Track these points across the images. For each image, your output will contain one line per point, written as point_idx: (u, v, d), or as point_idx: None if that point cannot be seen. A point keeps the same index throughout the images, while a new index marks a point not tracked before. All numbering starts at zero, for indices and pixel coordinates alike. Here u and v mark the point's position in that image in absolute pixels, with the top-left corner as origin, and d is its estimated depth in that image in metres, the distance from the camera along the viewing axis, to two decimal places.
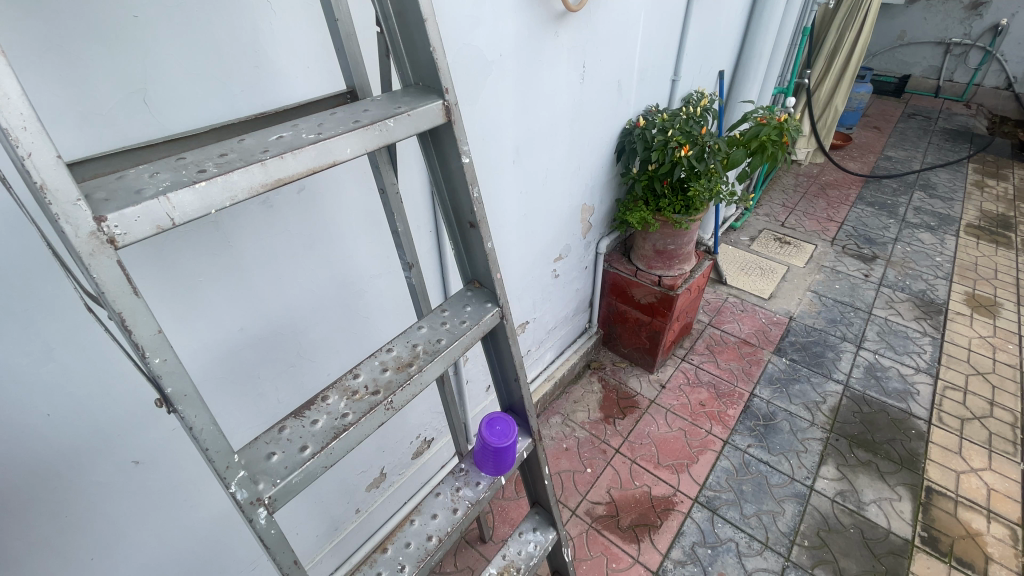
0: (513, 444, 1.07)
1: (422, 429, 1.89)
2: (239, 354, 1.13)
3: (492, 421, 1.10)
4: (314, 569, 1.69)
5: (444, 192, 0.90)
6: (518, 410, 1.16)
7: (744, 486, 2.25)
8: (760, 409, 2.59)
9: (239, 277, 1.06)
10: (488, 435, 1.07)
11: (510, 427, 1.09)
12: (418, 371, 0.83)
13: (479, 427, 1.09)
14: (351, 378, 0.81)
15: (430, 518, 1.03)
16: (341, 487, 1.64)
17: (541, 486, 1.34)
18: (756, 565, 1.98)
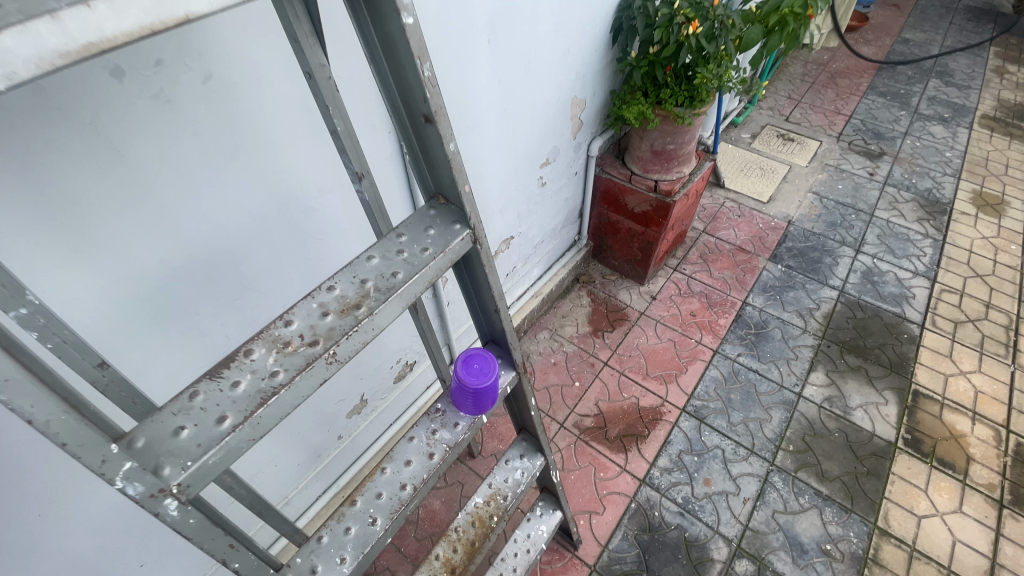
0: (494, 383, 0.94)
1: (402, 353, 1.77)
2: (166, 290, 0.95)
3: (467, 356, 0.96)
4: (300, 495, 1.66)
5: (385, 73, 0.66)
6: (500, 342, 1.02)
7: (733, 394, 2.23)
8: (752, 317, 2.53)
9: (144, 196, 0.85)
10: (464, 375, 0.94)
11: (490, 362, 0.96)
12: (367, 316, 0.66)
13: (454, 365, 0.95)
14: (281, 326, 0.64)
15: (404, 465, 0.92)
16: (318, 417, 1.55)
17: (527, 416, 1.24)
18: (741, 470, 2.00)
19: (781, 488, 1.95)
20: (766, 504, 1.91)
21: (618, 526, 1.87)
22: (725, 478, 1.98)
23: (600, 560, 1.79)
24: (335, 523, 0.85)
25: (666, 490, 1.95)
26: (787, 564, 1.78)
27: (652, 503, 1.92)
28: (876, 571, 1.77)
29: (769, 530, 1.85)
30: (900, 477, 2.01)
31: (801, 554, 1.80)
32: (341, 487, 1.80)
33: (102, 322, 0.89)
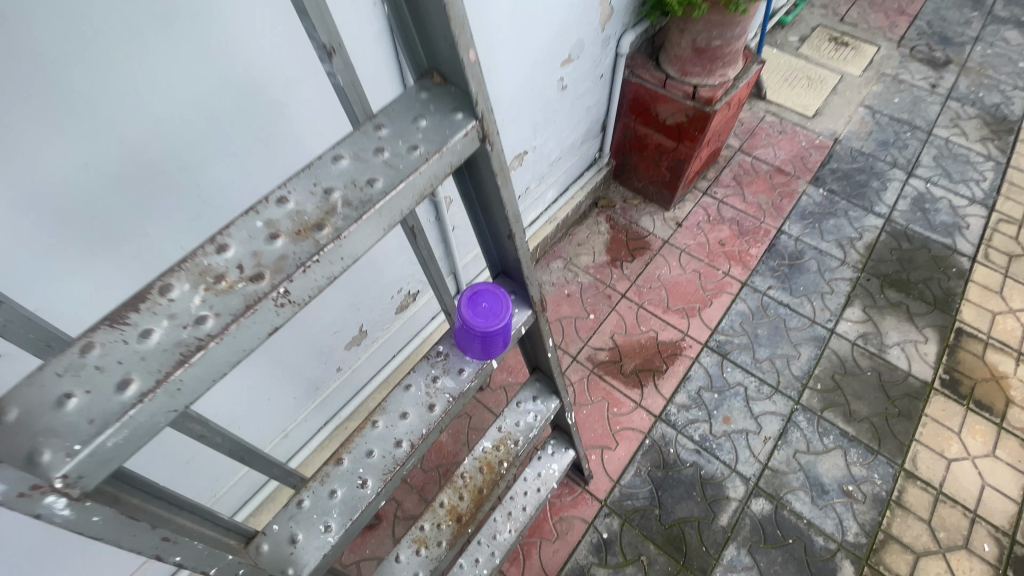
0: (507, 326, 0.77)
1: (403, 282, 1.60)
2: (96, 203, 0.77)
3: (473, 294, 0.79)
4: (299, 428, 1.57)
5: None
6: (516, 273, 0.84)
7: (760, 329, 2.08)
8: (786, 247, 2.31)
9: (38, 73, 0.64)
10: (470, 319, 0.77)
11: (503, 301, 0.78)
12: (332, 241, 0.47)
13: (459, 304, 0.78)
14: (213, 254, 0.46)
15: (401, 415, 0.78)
16: (312, 349, 1.41)
17: (543, 357, 1.09)
18: (764, 408, 1.89)
19: (804, 428, 1.85)
20: (788, 444, 1.82)
21: (631, 462, 1.79)
22: (746, 416, 1.87)
23: (611, 496, 1.73)
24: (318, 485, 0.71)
25: (683, 427, 1.85)
26: (806, 504, 1.71)
27: (667, 440, 1.83)
28: (898, 513, 1.70)
29: (790, 470, 1.77)
30: (933, 419, 1.89)
31: (821, 495, 1.73)
32: (344, 420, 1.71)
33: (15, 238, 0.72)
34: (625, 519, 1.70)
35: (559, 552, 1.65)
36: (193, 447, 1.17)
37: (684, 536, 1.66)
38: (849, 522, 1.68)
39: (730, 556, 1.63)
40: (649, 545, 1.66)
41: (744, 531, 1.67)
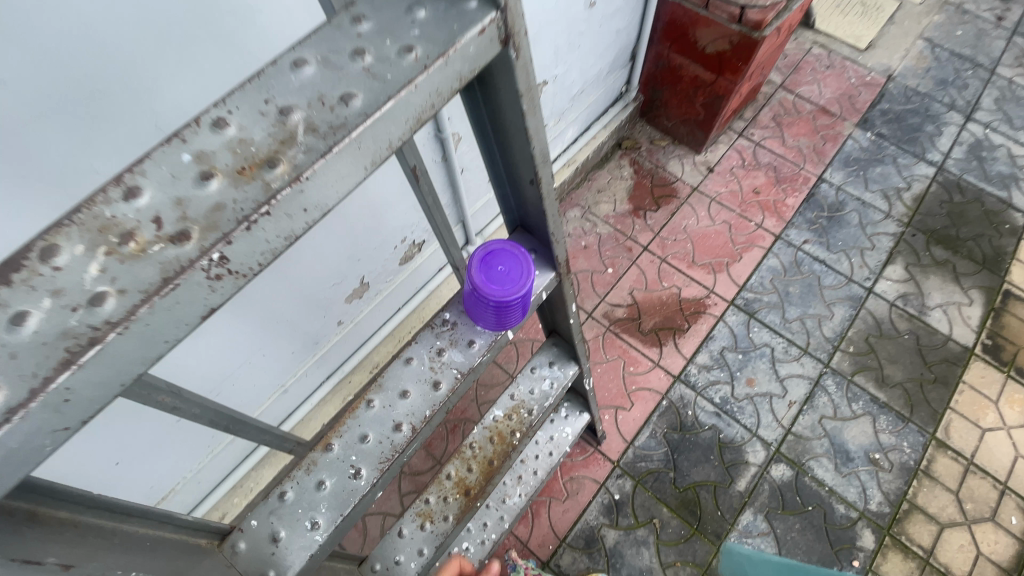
0: (526, 293, 0.67)
1: (407, 230, 1.46)
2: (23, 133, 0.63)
3: (487, 257, 0.68)
4: (299, 384, 1.48)
5: None
6: (540, 224, 0.71)
7: (791, 287, 1.93)
8: (826, 197, 2.12)
9: None
10: (483, 285, 0.67)
11: (522, 265, 0.67)
12: (290, 185, 0.33)
13: (469, 270, 0.68)
14: (119, 202, 0.32)
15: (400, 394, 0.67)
16: (308, 303, 1.30)
17: (563, 322, 0.96)
18: (790, 371, 1.78)
19: (832, 393, 1.75)
20: (814, 409, 1.72)
21: (647, 423, 1.70)
22: (771, 379, 1.76)
23: (625, 457, 1.66)
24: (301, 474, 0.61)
25: (703, 388, 1.75)
26: (829, 472, 1.63)
27: (685, 401, 1.73)
28: (925, 483, 1.63)
29: (814, 436, 1.68)
30: (971, 386, 1.78)
31: (846, 462, 1.64)
32: (347, 374, 1.61)
33: None
34: (638, 481, 1.63)
35: (568, 512, 1.60)
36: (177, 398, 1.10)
37: (699, 500, 1.61)
38: (873, 491, 1.61)
39: (746, 521, 1.57)
40: (662, 508, 1.60)
41: (762, 496, 1.60)
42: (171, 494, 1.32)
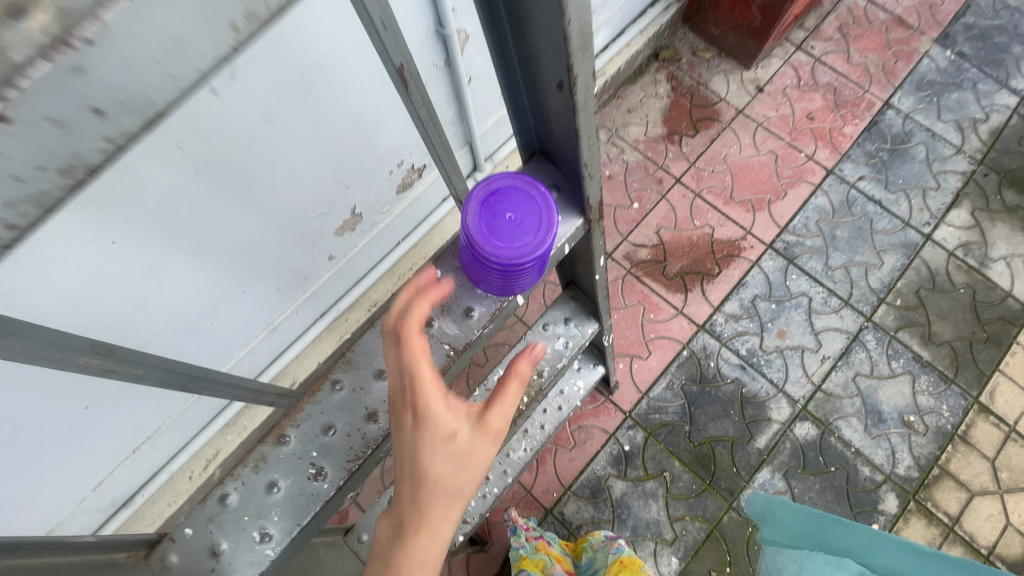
0: (534, 243, 0.62)
1: (405, 151, 1.26)
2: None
3: (485, 207, 0.63)
4: (289, 323, 1.34)
5: None
6: (564, 157, 0.63)
7: (839, 231, 1.72)
8: (890, 127, 1.84)
9: None
10: (488, 240, 0.62)
11: (531, 214, 0.63)
12: None
13: (467, 222, 0.62)
14: None
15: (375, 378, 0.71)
16: (290, 233, 1.14)
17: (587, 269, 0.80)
18: (828, 324, 1.62)
19: (871, 349, 1.59)
20: (849, 365, 1.58)
21: (664, 374, 1.58)
22: (805, 331, 1.61)
23: (637, 408, 1.56)
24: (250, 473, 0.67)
25: (728, 339, 1.60)
26: (857, 433, 1.52)
27: (708, 352, 1.59)
28: (960, 449, 1.51)
29: (845, 394, 1.55)
30: None
31: (877, 423, 1.53)
32: (343, 312, 1.48)
33: None
34: (650, 433, 1.54)
35: (575, 461, 1.53)
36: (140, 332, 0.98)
37: (714, 456, 1.52)
38: (902, 454, 1.50)
39: (763, 479, 1.49)
40: (673, 462, 1.52)
41: (782, 455, 1.51)
42: (157, 433, 1.25)
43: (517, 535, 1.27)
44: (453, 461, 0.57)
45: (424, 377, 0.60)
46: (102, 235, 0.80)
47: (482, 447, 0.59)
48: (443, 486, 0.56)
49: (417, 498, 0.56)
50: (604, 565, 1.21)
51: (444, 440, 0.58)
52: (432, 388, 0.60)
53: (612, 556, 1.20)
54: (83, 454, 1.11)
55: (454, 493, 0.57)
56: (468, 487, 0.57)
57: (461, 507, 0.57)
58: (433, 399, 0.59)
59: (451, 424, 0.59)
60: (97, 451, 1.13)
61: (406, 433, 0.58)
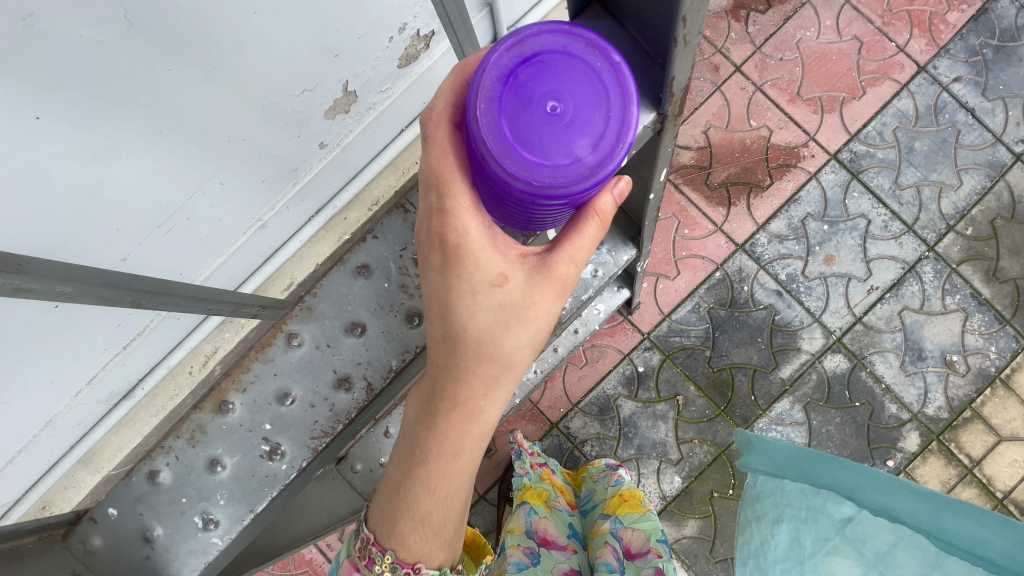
0: (583, 156, 0.46)
1: (408, 11, 1.01)
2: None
3: (515, 88, 0.46)
4: (279, 221, 1.19)
5: None
6: (648, 23, 0.52)
7: (918, 143, 1.46)
8: (1005, 15, 1.49)
9: None
10: (510, 150, 0.46)
11: (582, 106, 0.46)
12: None
13: (490, 123, 0.46)
14: None
15: (345, 336, 0.74)
16: (271, 113, 0.95)
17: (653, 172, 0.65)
18: (882, 252, 1.43)
19: (927, 282, 1.43)
20: (897, 298, 1.43)
21: (691, 295, 1.45)
22: (856, 258, 1.43)
23: (657, 330, 1.45)
24: (188, 447, 0.73)
25: (768, 262, 1.44)
26: (891, 368, 1.42)
27: (743, 275, 1.44)
28: (999, 393, 1.42)
29: (887, 329, 1.42)
30: None
31: (915, 360, 1.42)
32: (341, 210, 1.32)
33: None
34: (667, 356, 1.45)
35: (585, 379, 1.47)
36: (100, 230, 0.84)
37: (733, 383, 1.44)
38: (934, 394, 1.42)
39: (781, 409, 1.42)
40: (688, 386, 1.45)
41: (806, 386, 1.42)
42: (148, 330, 1.18)
43: (522, 462, 1.24)
44: (496, 313, 0.54)
45: (464, 211, 0.50)
46: (12, 107, 0.63)
47: (538, 295, 0.54)
48: (485, 334, 0.55)
49: (457, 345, 0.56)
50: (602, 498, 1.22)
51: (488, 290, 0.53)
52: (475, 227, 0.51)
53: (611, 490, 1.20)
54: (68, 349, 1.04)
55: (497, 343, 0.55)
56: (515, 343, 0.56)
57: (506, 356, 0.57)
58: (475, 243, 0.51)
59: (498, 271, 0.53)
60: (82, 347, 1.07)
61: (442, 273, 0.53)
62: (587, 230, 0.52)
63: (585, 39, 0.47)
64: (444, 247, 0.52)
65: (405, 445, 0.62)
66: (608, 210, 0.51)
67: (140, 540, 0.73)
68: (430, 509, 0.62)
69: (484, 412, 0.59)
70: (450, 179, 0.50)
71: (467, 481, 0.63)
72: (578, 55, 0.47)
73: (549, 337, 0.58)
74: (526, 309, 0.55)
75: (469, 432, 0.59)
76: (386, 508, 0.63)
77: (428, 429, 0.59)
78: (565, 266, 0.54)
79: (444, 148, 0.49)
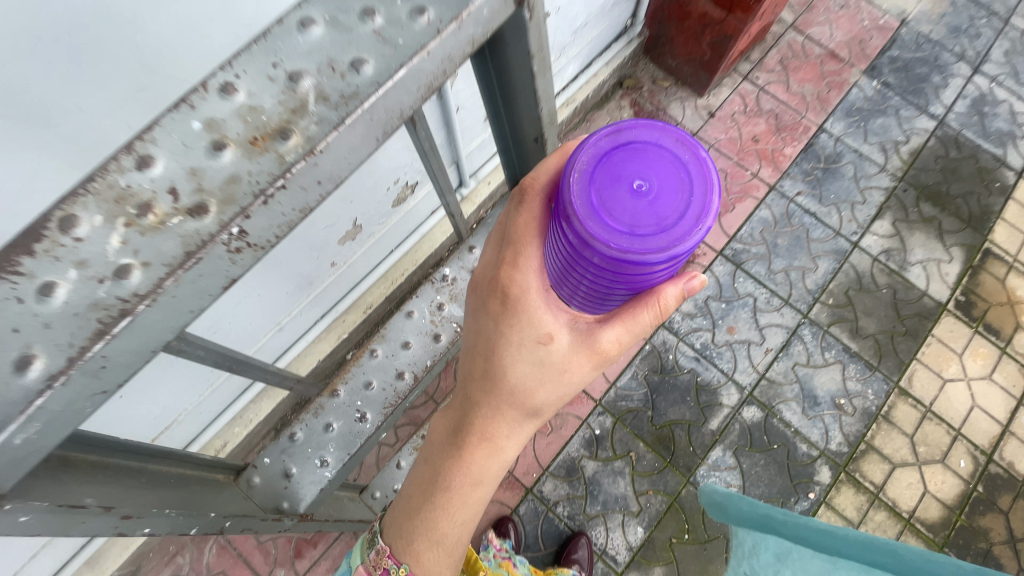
0: (665, 230, 0.51)
1: (402, 172, 1.40)
2: (80, 123, 0.64)
3: (608, 166, 0.54)
4: (294, 323, 1.49)
5: None
6: None
7: (780, 239, 1.95)
8: (824, 148, 2.09)
9: None
10: (593, 215, 0.52)
11: (665, 188, 0.53)
12: (320, 147, 0.34)
13: (585, 193, 0.53)
14: (209, 161, 0.32)
15: (401, 348, 1.09)
16: (303, 245, 1.28)
17: None
18: (770, 320, 1.85)
19: (808, 341, 1.83)
20: (789, 356, 1.81)
21: (629, 366, 1.78)
22: (751, 327, 1.83)
23: (607, 396, 1.75)
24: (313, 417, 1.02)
25: (684, 334, 1.81)
26: (796, 414, 1.75)
27: (667, 346, 1.80)
28: (884, 427, 1.75)
29: (786, 381, 1.78)
30: (938, 339, 1.86)
31: (812, 406, 1.76)
32: (341, 313, 1.64)
33: None
34: (618, 418, 1.74)
35: (552, 445, 1.71)
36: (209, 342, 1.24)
37: (673, 437, 1.72)
38: (834, 432, 1.74)
39: (715, 456, 1.71)
40: (638, 443, 1.72)
41: (732, 435, 1.73)
42: (173, 425, 1.37)
43: (487, 550, 1.44)
44: (536, 367, 0.64)
45: (531, 269, 0.62)
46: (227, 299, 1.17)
47: (576, 361, 0.65)
48: (522, 382, 0.65)
49: (499, 388, 0.65)
50: None
51: (534, 345, 0.63)
52: (534, 287, 0.62)
53: None
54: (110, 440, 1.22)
55: (531, 396, 0.65)
56: (544, 399, 0.66)
57: (535, 408, 0.67)
58: (533, 299, 0.62)
59: (547, 331, 0.63)
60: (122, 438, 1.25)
61: (497, 317, 0.64)
62: (645, 318, 0.60)
63: (676, 136, 0.55)
64: (505, 298, 0.63)
65: (428, 474, 0.71)
66: (673, 302, 0.59)
67: (281, 476, 0.96)
68: (446, 532, 0.69)
69: (502, 453, 0.69)
70: (528, 241, 0.61)
71: (478, 517, 0.72)
72: (669, 147, 0.55)
73: (572, 397, 0.69)
74: (562, 370, 0.65)
75: (488, 468, 0.69)
76: (400, 527, 0.71)
77: (453, 460, 0.68)
78: (604, 341, 0.63)
79: (531, 214, 0.60)
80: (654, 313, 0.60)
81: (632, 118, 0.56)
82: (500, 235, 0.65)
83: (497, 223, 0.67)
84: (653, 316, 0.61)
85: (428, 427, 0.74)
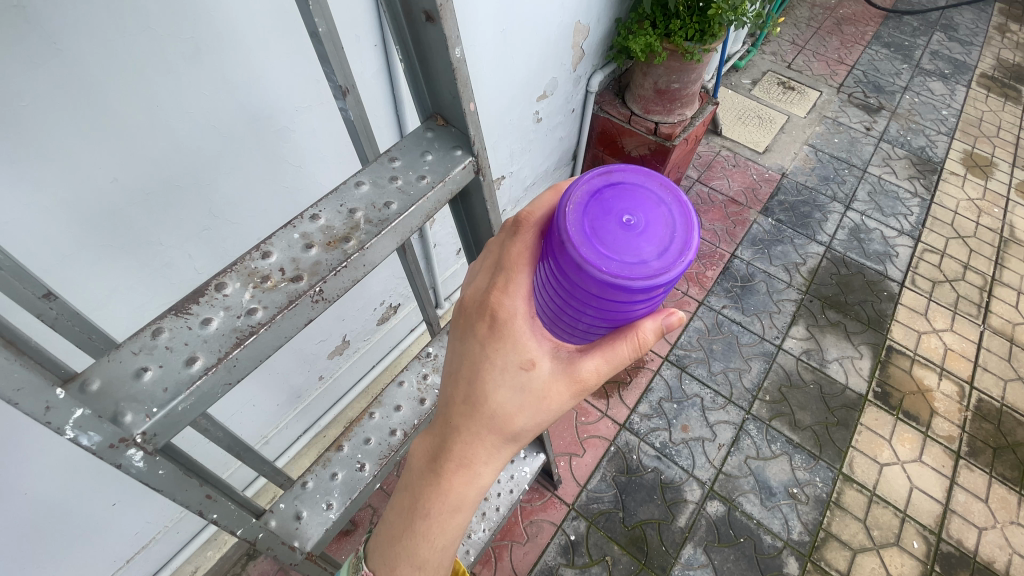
0: (650, 255, 0.63)
1: (387, 294, 1.66)
2: (159, 253, 0.95)
3: (600, 201, 0.66)
4: (279, 436, 1.61)
5: (403, 28, 0.63)
6: None
7: (714, 345, 2.25)
8: (739, 270, 2.51)
9: (105, 122, 0.76)
10: (586, 241, 0.64)
11: (651, 222, 0.65)
12: (363, 247, 0.61)
13: (583, 220, 0.65)
14: (303, 253, 0.60)
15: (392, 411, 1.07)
16: (298, 358, 1.46)
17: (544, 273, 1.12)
18: (718, 417, 2.05)
19: (754, 436, 2.01)
20: (740, 450, 1.97)
21: (597, 468, 1.90)
22: (702, 424, 2.02)
23: (579, 499, 1.84)
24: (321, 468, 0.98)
25: (645, 435, 1.98)
26: (755, 506, 1.86)
27: (630, 447, 1.95)
28: (837, 513, 1.87)
29: (741, 474, 1.92)
30: (868, 427, 2.08)
31: (769, 496, 1.88)
32: (323, 428, 1.76)
33: (60, 245, 0.81)
34: (591, 521, 1.80)
35: (528, 554, 1.73)
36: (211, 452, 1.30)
37: (645, 537, 1.78)
38: (794, 522, 1.84)
39: (687, 554, 1.76)
40: (612, 546, 1.76)
41: (700, 531, 1.80)
42: (150, 543, 1.39)
43: None
44: (517, 390, 0.73)
45: (518, 295, 0.72)
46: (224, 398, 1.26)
47: (554, 386, 0.74)
48: (503, 405, 0.74)
49: (483, 411, 0.74)
50: None
51: (516, 369, 0.72)
52: (521, 312, 0.72)
53: None
54: (92, 554, 1.25)
55: (510, 419, 0.74)
56: (523, 423, 0.75)
57: (515, 431, 0.75)
58: (518, 325, 0.72)
59: (531, 358, 0.73)
60: (103, 555, 1.28)
61: (484, 339, 0.73)
62: (622, 346, 0.72)
63: (660, 181, 0.68)
64: (493, 323, 0.72)
65: (412, 495, 0.79)
66: (649, 335, 0.71)
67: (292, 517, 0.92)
68: (426, 558, 0.78)
69: (481, 476, 0.77)
70: (518, 268, 0.72)
71: (456, 540, 0.80)
72: (653, 190, 0.68)
73: (548, 424, 0.78)
74: (542, 395, 0.74)
75: (468, 490, 0.77)
76: (387, 553, 0.80)
77: (436, 482, 0.76)
78: (583, 370, 0.74)
79: (524, 244, 0.72)
80: (630, 344, 0.73)
81: (623, 164, 0.69)
82: (492, 262, 0.76)
83: (489, 250, 0.78)
84: (630, 346, 0.72)
85: (411, 449, 0.81)
